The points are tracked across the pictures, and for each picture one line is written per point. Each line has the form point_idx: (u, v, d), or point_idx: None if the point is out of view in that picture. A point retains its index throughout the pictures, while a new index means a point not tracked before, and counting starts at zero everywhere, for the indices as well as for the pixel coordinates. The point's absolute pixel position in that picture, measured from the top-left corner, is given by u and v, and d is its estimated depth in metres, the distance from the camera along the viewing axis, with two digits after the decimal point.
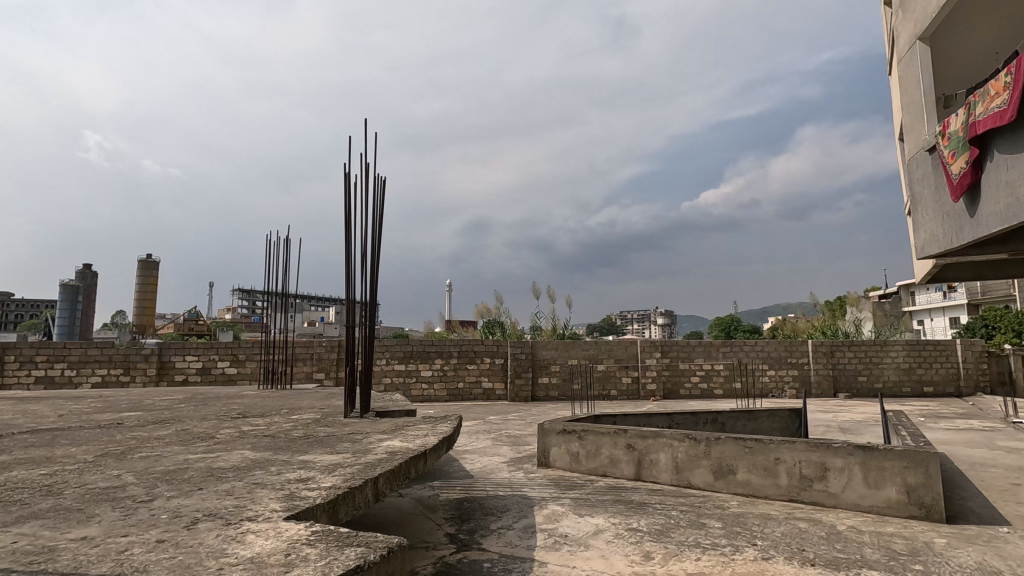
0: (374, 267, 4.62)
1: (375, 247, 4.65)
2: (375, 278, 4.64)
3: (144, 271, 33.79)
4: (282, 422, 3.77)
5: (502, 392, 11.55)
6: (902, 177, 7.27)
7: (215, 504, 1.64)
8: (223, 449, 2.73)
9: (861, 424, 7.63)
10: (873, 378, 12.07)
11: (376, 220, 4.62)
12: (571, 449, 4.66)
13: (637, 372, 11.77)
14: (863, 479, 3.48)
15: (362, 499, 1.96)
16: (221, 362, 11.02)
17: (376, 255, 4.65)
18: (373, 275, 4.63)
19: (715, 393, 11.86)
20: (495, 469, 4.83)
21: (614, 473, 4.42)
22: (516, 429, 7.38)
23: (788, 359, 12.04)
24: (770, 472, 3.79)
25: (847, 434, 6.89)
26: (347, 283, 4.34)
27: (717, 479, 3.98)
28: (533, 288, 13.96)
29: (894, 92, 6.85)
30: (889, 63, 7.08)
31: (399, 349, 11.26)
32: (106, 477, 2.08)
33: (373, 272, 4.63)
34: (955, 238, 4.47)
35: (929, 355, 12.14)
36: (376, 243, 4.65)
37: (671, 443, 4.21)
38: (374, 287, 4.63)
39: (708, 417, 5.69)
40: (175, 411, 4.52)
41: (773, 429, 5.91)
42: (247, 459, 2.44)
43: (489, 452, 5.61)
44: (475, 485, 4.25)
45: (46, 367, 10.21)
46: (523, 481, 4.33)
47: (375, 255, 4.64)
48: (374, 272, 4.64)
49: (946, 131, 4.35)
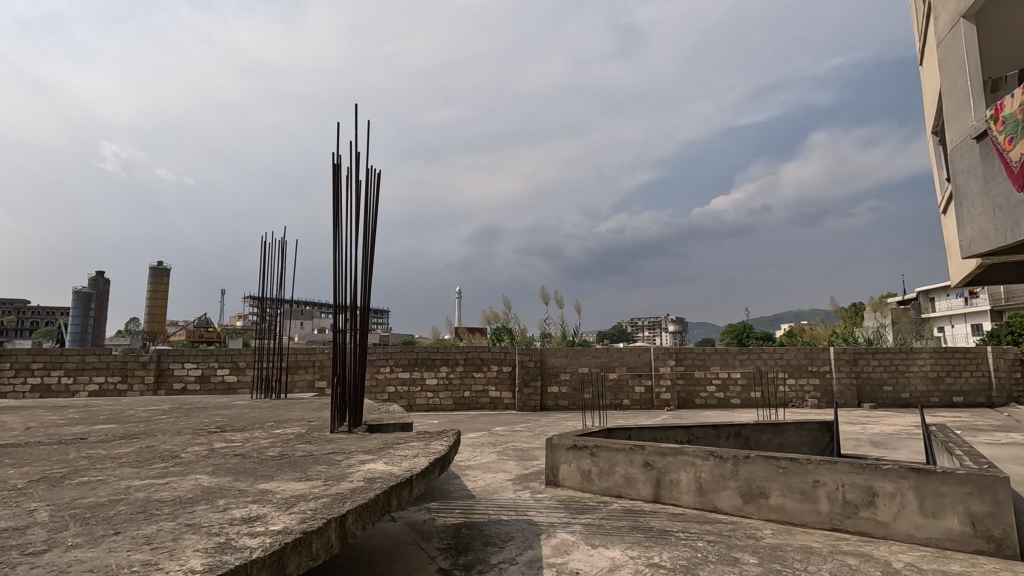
0: (368, 271, 4.26)
1: (369, 250, 4.29)
2: (368, 282, 4.27)
3: (155, 278, 33.86)
4: (260, 438, 3.40)
5: (510, 402, 11.14)
6: (938, 173, 6.81)
7: (118, 562, 1.26)
8: (178, 473, 2.35)
9: (894, 438, 7.13)
10: (899, 388, 11.51)
11: (368, 218, 4.24)
12: (582, 466, 4.25)
13: (650, 381, 11.31)
14: (919, 506, 3.04)
15: (322, 545, 1.58)
16: (220, 370, 10.74)
17: (370, 257, 4.29)
18: (366, 279, 4.25)
19: (733, 403, 11.36)
20: (499, 488, 4.42)
21: (630, 494, 4.00)
22: (523, 440, 6.97)
23: (809, 367, 11.51)
24: (807, 497, 3.35)
25: (881, 449, 6.40)
26: (335, 286, 3.98)
27: (746, 502, 3.55)
28: (543, 293, 13.56)
29: (930, 82, 6.41)
30: (923, 52, 6.65)
31: (403, 356, 10.89)
32: (15, 514, 1.71)
33: (368, 277, 4.26)
34: (1009, 235, 4.04)
35: (958, 363, 11.56)
36: (372, 244, 4.30)
37: (694, 462, 3.78)
38: (368, 291, 4.26)
39: (731, 430, 5.26)
40: (151, 424, 4.16)
41: (803, 444, 5.44)
42: (198, 487, 2.06)
43: (494, 468, 5.20)
44: (476, 507, 3.85)
45: (42, 375, 9.96)
46: (529, 504, 3.92)
47: (369, 258, 4.28)
48: (369, 276, 4.27)
49: (1001, 114, 3.92)
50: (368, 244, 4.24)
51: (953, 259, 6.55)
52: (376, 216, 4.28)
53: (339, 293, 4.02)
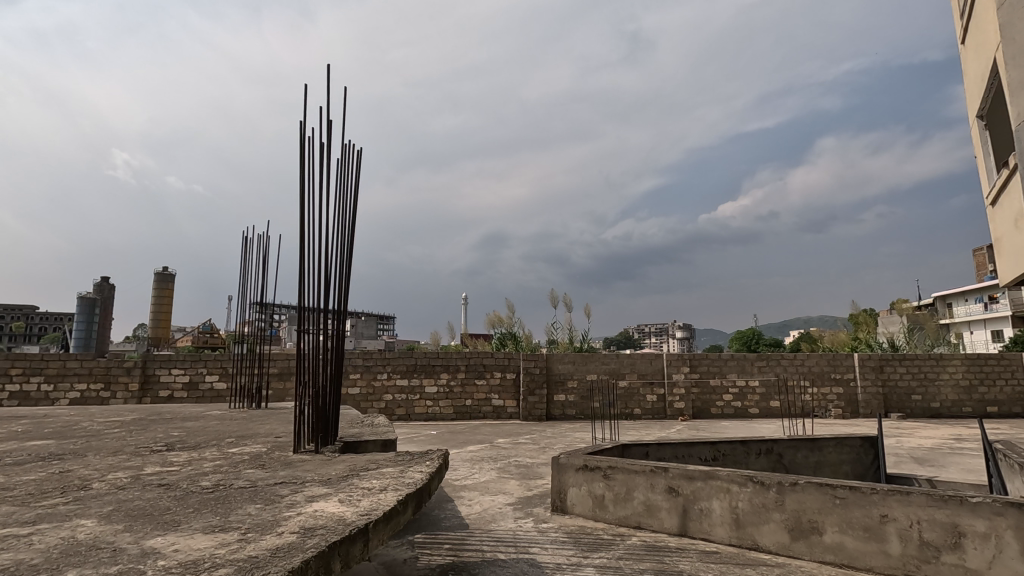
0: (345, 268, 3.69)
1: (346, 244, 3.72)
2: (344, 281, 3.70)
3: (161, 283, 33.40)
4: (207, 460, 2.81)
5: (515, 410, 10.52)
6: (987, 162, 6.14)
7: None
8: (60, 516, 1.76)
9: (936, 453, 6.45)
10: (928, 397, 10.81)
11: (342, 206, 3.67)
12: (594, 491, 3.65)
13: (663, 389, 10.67)
14: (1022, 551, 2.40)
15: None
16: (209, 376, 10.22)
17: (348, 251, 3.75)
18: (342, 279, 3.69)
19: (751, 412, 10.69)
20: (497, 515, 3.81)
21: (651, 525, 3.40)
22: (527, 455, 6.36)
23: (832, 375, 10.82)
24: (872, 535, 2.74)
25: (926, 466, 5.73)
26: (300, 285, 3.42)
27: (795, 539, 2.93)
28: (549, 296, 12.97)
29: (980, 61, 5.76)
30: (969, 30, 6.02)
31: (401, 362, 10.32)
32: None
33: (346, 275, 3.71)
34: None
35: (992, 371, 10.84)
36: (349, 236, 3.73)
37: (727, 489, 3.16)
38: (344, 291, 3.69)
39: (763, 446, 4.63)
40: (92, 440, 3.59)
41: (843, 463, 4.79)
42: (56, 546, 1.46)
43: (492, 489, 4.59)
44: (469, 541, 3.24)
45: (21, 381, 9.44)
46: (532, 537, 3.31)
47: (345, 252, 3.71)
48: (346, 274, 3.71)
49: None
50: (345, 237, 3.69)
51: (1004, 256, 5.89)
52: (355, 205, 3.73)
53: (306, 293, 3.47)
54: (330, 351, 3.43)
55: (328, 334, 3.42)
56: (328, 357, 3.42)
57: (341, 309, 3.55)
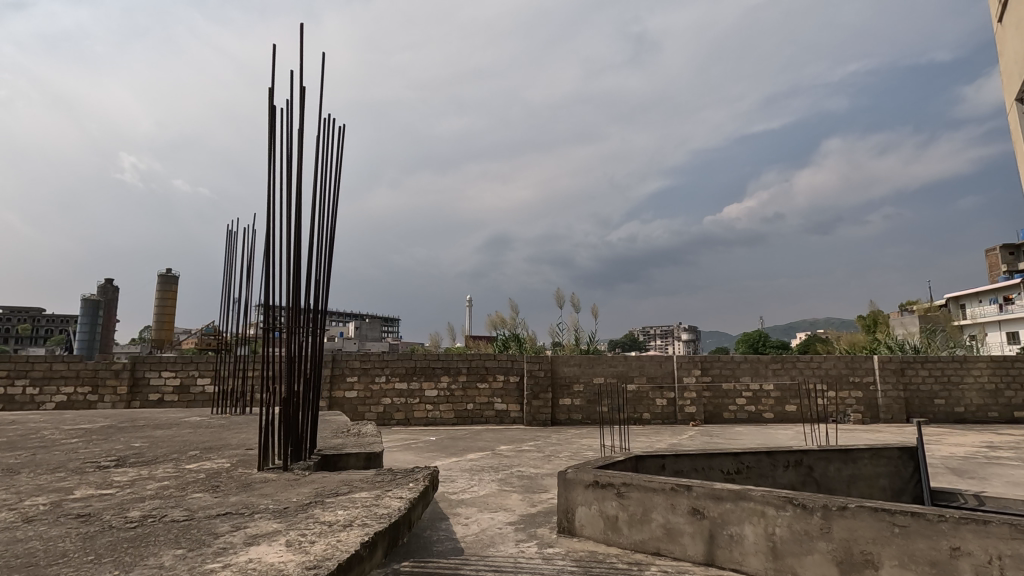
0: (322, 263, 3.33)
1: (323, 238, 3.37)
2: (321, 279, 3.33)
3: (164, 285, 32.93)
4: (154, 480, 2.39)
5: (518, 415, 10.08)
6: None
7: None
8: None
9: (973, 463, 5.97)
10: (951, 402, 10.31)
11: (317, 197, 3.34)
12: (606, 511, 3.22)
13: (673, 393, 10.21)
14: None
15: None
16: (201, 379, 9.83)
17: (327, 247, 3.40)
18: (319, 276, 3.32)
19: (765, 417, 10.23)
20: (497, 537, 3.38)
21: (672, 552, 2.96)
22: (531, 464, 5.91)
23: (850, 378, 10.33)
24: (941, 571, 2.30)
25: (966, 478, 5.25)
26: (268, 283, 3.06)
27: (844, 573, 2.49)
28: (555, 296, 12.55)
29: (1020, 41, 5.33)
30: (1007, 8, 5.58)
31: (400, 365, 9.92)
32: None
33: (324, 272, 3.34)
34: None
35: (1019, 374, 10.32)
36: (326, 229, 3.38)
37: (762, 513, 2.72)
38: (321, 290, 3.32)
39: (790, 458, 4.19)
40: (39, 453, 3.17)
41: (880, 476, 4.32)
42: None
43: (492, 505, 4.16)
44: (463, 569, 2.81)
45: (5, 385, 9.10)
46: (536, 565, 2.88)
47: (323, 246, 3.35)
48: (325, 273, 3.38)
49: None
50: (323, 234, 3.34)
51: None
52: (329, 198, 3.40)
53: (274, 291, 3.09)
54: (305, 355, 3.04)
55: (302, 338, 3.05)
56: (303, 362, 3.02)
57: (315, 310, 3.19)
